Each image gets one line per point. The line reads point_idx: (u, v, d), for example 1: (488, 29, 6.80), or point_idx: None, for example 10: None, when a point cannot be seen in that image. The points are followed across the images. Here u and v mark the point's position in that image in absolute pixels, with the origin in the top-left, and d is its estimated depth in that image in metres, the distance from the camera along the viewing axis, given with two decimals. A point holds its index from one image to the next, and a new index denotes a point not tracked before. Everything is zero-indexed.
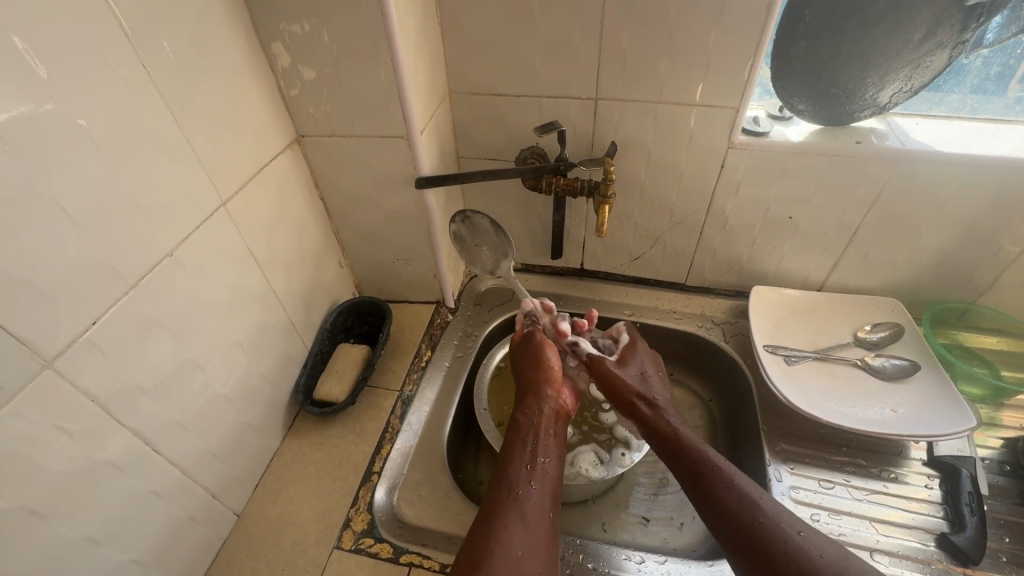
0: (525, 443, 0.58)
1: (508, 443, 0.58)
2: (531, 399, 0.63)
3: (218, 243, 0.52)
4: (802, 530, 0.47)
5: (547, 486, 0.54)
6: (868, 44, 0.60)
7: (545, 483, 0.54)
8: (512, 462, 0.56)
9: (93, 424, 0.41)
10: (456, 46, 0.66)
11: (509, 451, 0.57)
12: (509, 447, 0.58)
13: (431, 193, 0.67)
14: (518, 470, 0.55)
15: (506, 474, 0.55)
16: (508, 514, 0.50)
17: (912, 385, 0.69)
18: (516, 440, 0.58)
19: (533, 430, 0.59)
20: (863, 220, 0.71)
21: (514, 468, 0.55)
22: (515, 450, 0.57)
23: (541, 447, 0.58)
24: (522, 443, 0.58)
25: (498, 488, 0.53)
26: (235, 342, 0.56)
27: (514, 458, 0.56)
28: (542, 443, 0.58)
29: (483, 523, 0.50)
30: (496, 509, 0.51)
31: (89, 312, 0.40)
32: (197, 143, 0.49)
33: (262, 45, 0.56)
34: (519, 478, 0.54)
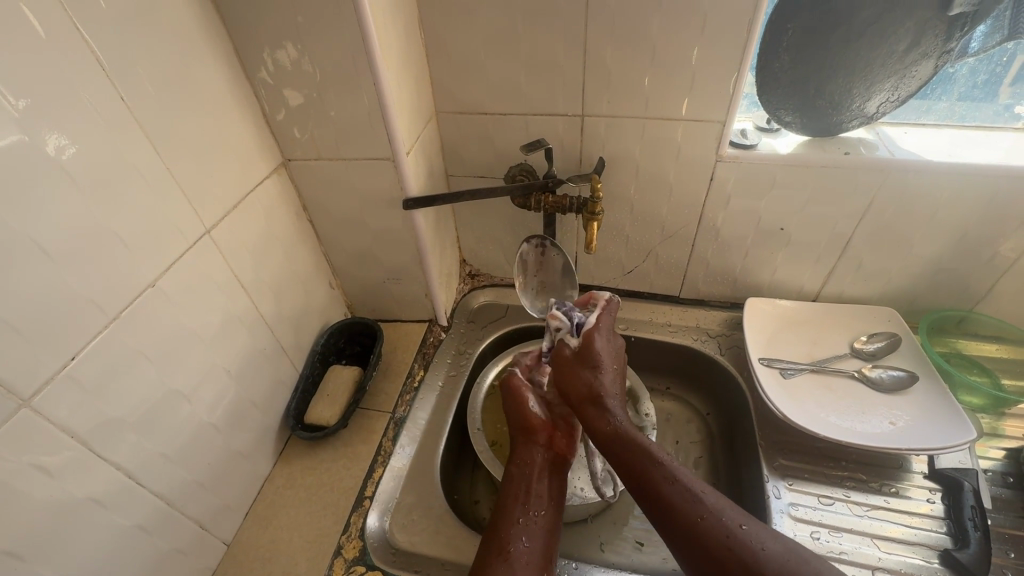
0: (518, 496, 0.58)
1: (502, 498, 0.58)
2: (520, 449, 0.63)
3: (203, 269, 0.52)
4: (739, 521, 0.47)
5: (542, 537, 0.55)
6: (852, 56, 0.60)
7: (539, 535, 0.55)
8: (506, 518, 0.56)
9: (74, 460, 0.41)
10: (442, 67, 0.67)
11: (501, 505, 0.58)
12: (502, 500, 0.58)
13: (419, 213, 0.67)
14: (511, 524, 0.55)
15: (499, 528, 0.55)
16: (496, 570, 0.50)
17: (911, 397, 0.68)
18: (508, 492, 0.59)
19: (528, 480, 0.59)
20: (855, 230, 0.70)
21: (506, 523, 0.55)
22: (509, 504, 0.57)
23: (535, 496, 0.58)
24: (514, 494, 0.58)
25: (491, 540, 0.54)
26: (223, 369, 0.56)
27: (509, 512, 0.56)
28: (538, 488, 0.59)
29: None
30: (489, 568, 0.51)
31: (68, 347, 0.39)
32: (179, 172, 0.49)
33: (245, 72, 0.56)
34: (509, 532, 0.54)
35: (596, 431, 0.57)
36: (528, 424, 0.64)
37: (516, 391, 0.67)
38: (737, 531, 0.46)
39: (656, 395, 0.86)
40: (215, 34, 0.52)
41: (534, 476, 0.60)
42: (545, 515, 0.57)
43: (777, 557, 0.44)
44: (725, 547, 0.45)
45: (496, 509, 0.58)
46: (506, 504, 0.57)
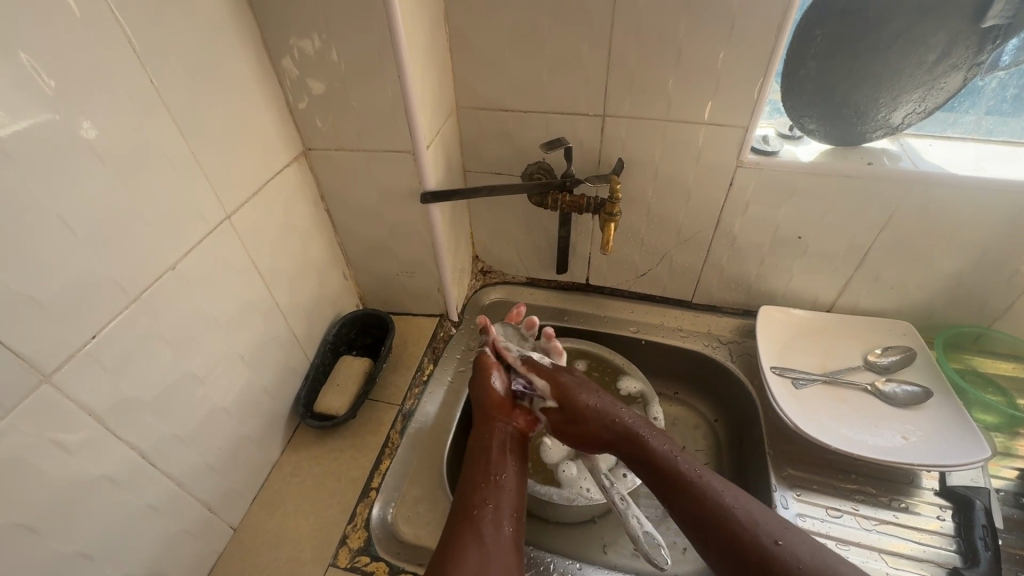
0: (484, 460, 0.58)
1: (471, 463, 0.59)
2: (489, 415, 0.62)
3: (222, 255, 0.53)
4: (748, 511, 0.50)
5: (510, 509, 0.55)
6: (880, 66, 0.59)
7: (506, 498, 0.55)
8: (476, 486, 0.56)
9: (90, 438, 0.41)
10: (465, 63, 0.67)
11: (473, 476, 0.57)
12: (468, 470, 0.58)
13: (436, 207, 0.67)
14: (479, 491, 0.55)
15: (469, 495, 0.55)
16: (465, 534, 0.51)
17: (924, 412, 0.67)
18: (479, 460, 0.59)
19: (497, 451, 0.59)
20: (874, 242, 0.70)
21: (476, 491, 0.55)
22: (481, 471, 0.57)
23: (501, 465, 0.58)
24: (483, 464, 0.58)
25: (464, 507, 0.54)
26: (237, 354, 0.56)
27: (475, 478, 0.57)
28: (504, 459, 0.59)
29: (445, 548, 0.50)
30: (459, 535, 0.51)
31: (90, 327, 0.40)
32: (203, 157, 0.49)
33: (270, 60, 0.56)
34: (477, 496, 0.55)
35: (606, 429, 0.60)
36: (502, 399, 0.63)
37: (485, 366, 0.66)
38: (752, 520, 0.50)
39: (663, 399, 0.86)
40: (244, 21, 0.52)
41: (501, 448, 0.60)
42: (511, 484, 0.57)
43: (788, 547, 0.47)
44: (735, 529, 0.49)
45: (466, 475, 0.57)
46: (475, 473, 0.57)
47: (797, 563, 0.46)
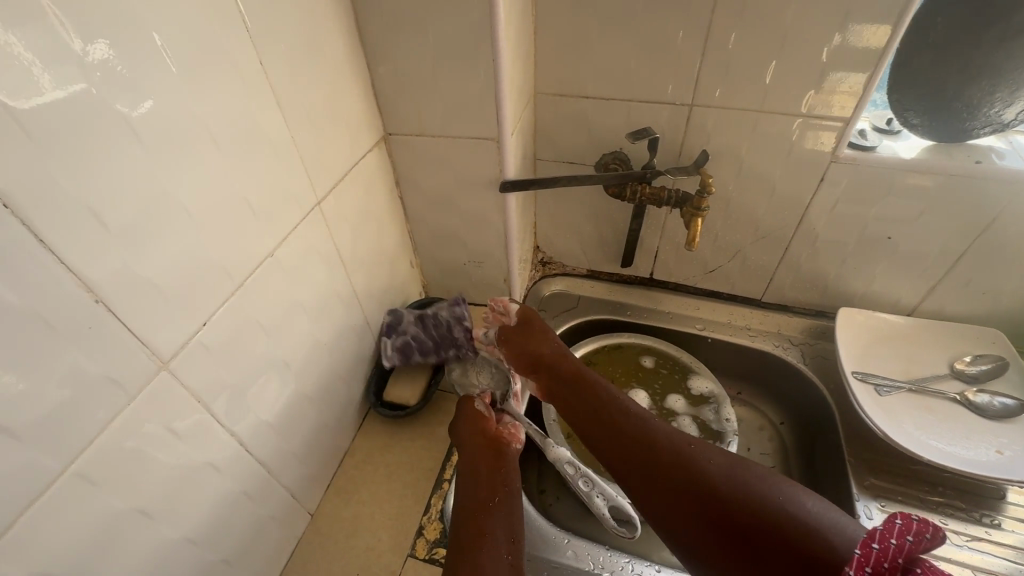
0: (471, 485, 0.55)
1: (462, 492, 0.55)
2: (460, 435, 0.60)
3: (311, 242, 0.52)
4: (687, 440, 0.52)
5: (507, 519, 0.52)
6: (1002, 58, 0.55)
7: (502, 521, 0.51)
8: (469, 505, 0.53)
9: (198, 425, 0.41)
10: (549, 46, 0.64)
11: (466, 504, 0.53)
12: (461, 499, 0.54)
13: (513, 196, 0.66)
14: (473, 514, 0.52)
15: (467, 518, 0.52)
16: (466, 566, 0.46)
17: (1020, 426, 0.64)
18: (466, 478, 0.56)
19: (482, 466, 0.56)
20: (972, 245, 0.66)
21: (468, 512, 0.52)
22: (467, 488, 0.55)
23: (487, 479, 0.55)
24: (468, 482, 0.56)
25: (463, 527, 0.51)
26: (320, 341, 0.56)
27: (468, 504, 0.53)
28: (490, 475, 0.56)
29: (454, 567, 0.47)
30: (460, 555, 0.48)
31: (202, 313, 0.39)
32: (300, 141, 0.48)
33: (361, 41, 0.54)
34: (470, 524, 0.51)
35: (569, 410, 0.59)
36: (475, 416, 0.62)
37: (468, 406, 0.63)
38: (685, 447, 0.51)
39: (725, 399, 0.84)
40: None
41: (485, 461, 0.57)
42: (506, 507, 0.53)
43: (722, 467, 0.48)
44: (679, 460, 0.49)
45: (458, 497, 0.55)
46: (465, 491, 0.55)
47: (759, 495, 0.45)
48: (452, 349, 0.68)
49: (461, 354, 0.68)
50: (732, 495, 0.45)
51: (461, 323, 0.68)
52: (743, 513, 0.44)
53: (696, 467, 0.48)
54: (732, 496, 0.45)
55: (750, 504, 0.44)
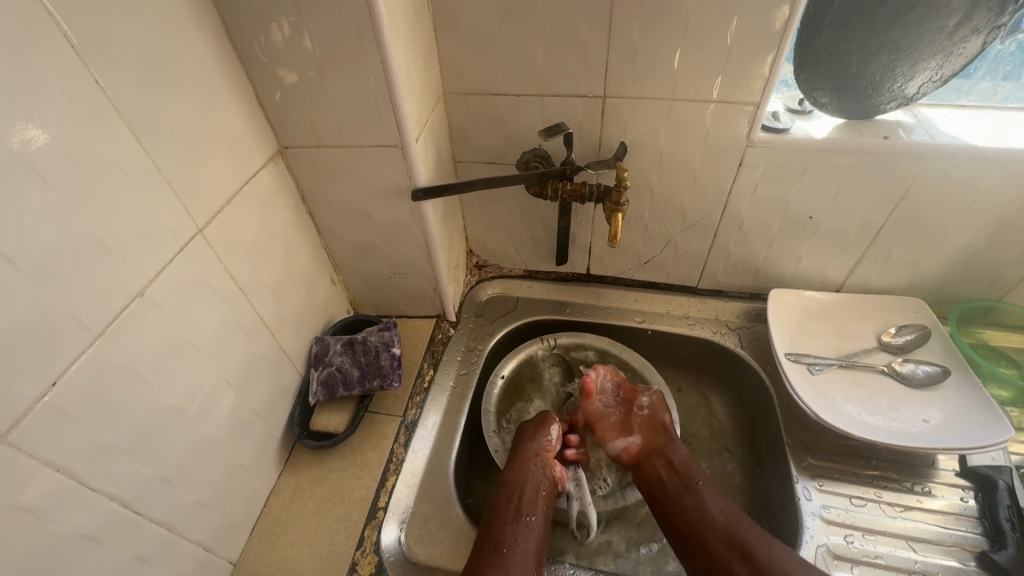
0: (513, 497, 0.59)
1: (498, 501, 0.59)
2: (525, 459, 0.63)
3: (198, 274, 0.47)
4: (766, 536, 0.55)
5: (535, 544, 0.56)
6: (900, 33, 0.56)
7: (535, 537, 0.56)
8: (506, 518, 0.57)
9: (62, 494, 0.36)
10: (452, 43, 0.61)
11: (503, 509, 0.58)
12: (499, 504, 0.59)
13: (429, 204, 0.62)
14: (507, 524, 0.56)
15: (498, 528, 0.55)
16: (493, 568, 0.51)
17: (943, 393, 0.65)
18: (506, 496, 0.60)
19: (526, 493, 0.60)
20: (888, 219, 0.67)
21: (504, 522, 0.56)
22: (508, 503, 0.58)
23: (531, 503, 0.59)
24: (514, 500, 0.59)
25: (494, 536, 0.55)
26: (223, 379, 0.51)
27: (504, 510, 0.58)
28: (534, 501, 0.59)
29: (478, 572, 0.51)
30: (486, 561, 0.52)
31: (47, 372, 0.35)
32: (167, 166, 0.43)
33: (235, 50, 0.50)
34: (506, 532, 0.55)
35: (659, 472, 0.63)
36: (538, 448, 0.64)
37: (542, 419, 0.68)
38: (763, 542, 0.54)
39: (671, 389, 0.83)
40: (202, 8, 0.46)
41: (536, 491, 0.61)
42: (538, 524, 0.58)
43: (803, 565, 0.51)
44: (755, 552, 0.53)
45: (495, 509, 0.58)
46: (507, 505, 0.58)
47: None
48: (378, 378, 0.65)
49: (387, 382, 0.65)
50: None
51: (388, 350, 0.67)
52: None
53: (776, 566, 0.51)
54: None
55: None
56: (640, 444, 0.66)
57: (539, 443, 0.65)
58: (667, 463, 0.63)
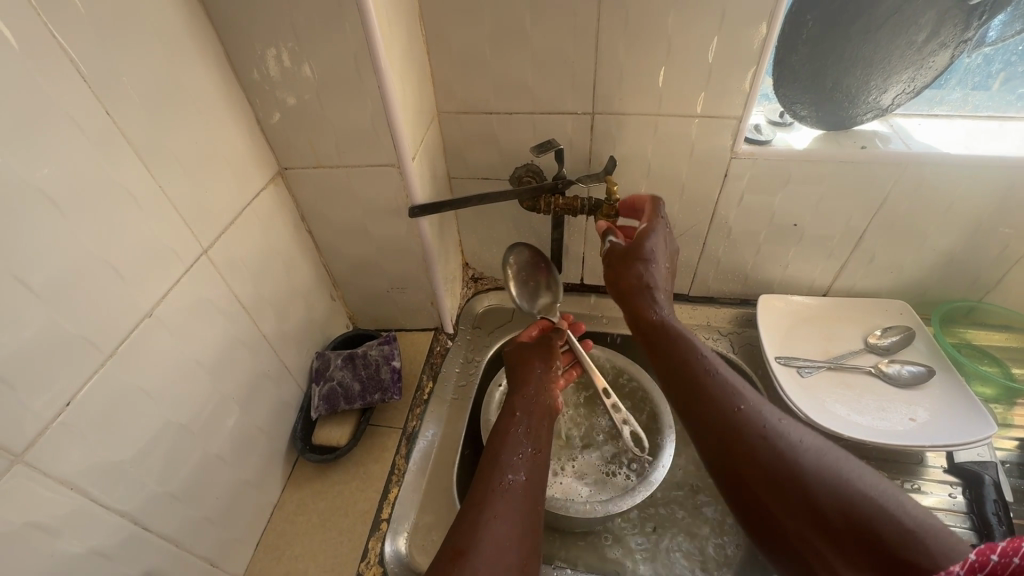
0: (518, 429, 0.56)
1: (502, 428, 0.56)
2: (527, 388, 0.60)
3: (203, 293, 0.48)
4: (777, 416, 0.48)
5: (539, 473, 0.52)
6: (872, 48, 0.59)
7: (536, 468, 0.52)
8: (510, 447, 0.54)
9: (74, 511, 0.37)
10: (444, 65, 0.63)
11: (506, 437, 0.55)
12: (500, 433, 0.55)
13: (425, 220, 0.64)
14: (511, 456, 0.52)
15: (494, 456, 0.52)
16: (495, 497, 0.48)
17: (929, 392, 0.67)
18: (508, 427, 0.56)
19: (529, 422, 0.57)
20: (869, 224, 0.69)
21: (508, 452, 0.53)
22: (512, 434, 0.55)
23: (534, 434, 0.56)
24: (517, 429, 0.56)
25: (489, 468, 0.51)
26: (227, 396, 0.53)
27: (508, 441, 0.54)
28: (538, 431, 0.57)
29: (479, 505, 0.47)
30: (488, 494, 0.48)
31: (62, 393, 0.36)
32: (172, 189, 0.45)
33: (236, 77, 0.52)
34: (508, 460, 0.52)
35: (669, 362, 0.55)
36: (542, 376, 0.62)
37: (545, 347, 0.66)
38: (771, 426, 0.46)
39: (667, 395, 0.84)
40: (205, 38, 0.48)
41: (537, 419, 0.58)
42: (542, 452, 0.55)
43: (815, 449, 0.44)
44: (762, 440, 0.46)
45: (498, 437, 0.55)
46: (511, 432, 0.55)
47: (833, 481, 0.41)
48: (379, 392, 0.66)
49: (388, 395, 0.66)
50: (823, 485, 0.41)
51: (388, 364, 0.68)
52: (835, 513, 0.40)
53: (785, 451, 0.44)
54: (821, 491, 0.41)
55: (833, 491, 0.41)
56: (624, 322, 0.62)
57: (539, 372, 0.62)
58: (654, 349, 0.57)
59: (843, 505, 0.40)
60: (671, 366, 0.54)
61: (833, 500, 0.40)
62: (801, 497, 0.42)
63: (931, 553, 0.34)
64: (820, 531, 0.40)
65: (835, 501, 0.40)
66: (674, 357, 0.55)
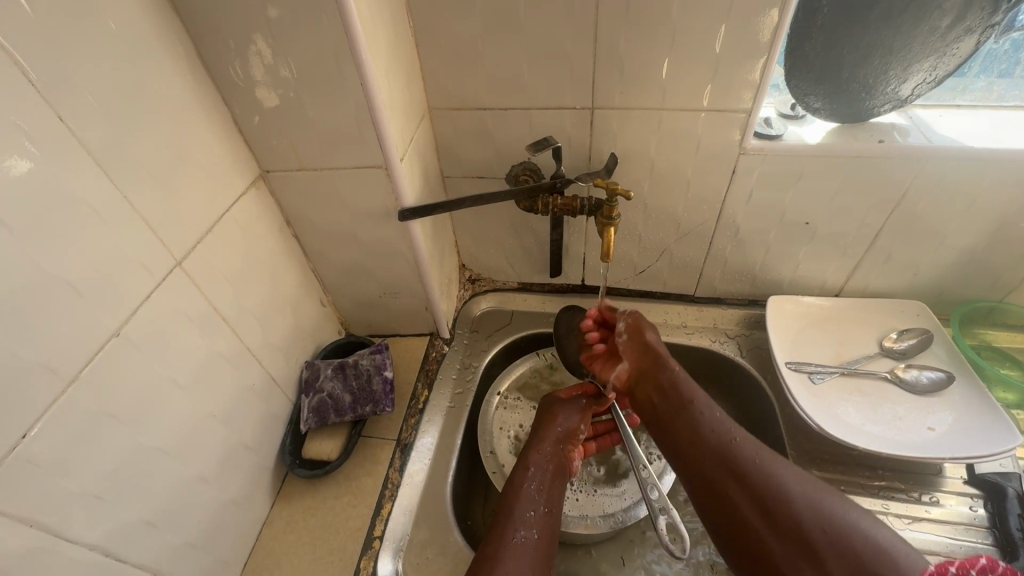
0: (530, 481, 0.58)
1: (515, 481, 0.58)
2: (542, 444, 0.62)
3: (178, 308, 0.46)
4: (763, 449, 0.53)
5: (549, 531, 0.54)
6: (892, 36, 0.55)
7: (544, 525, 0.54)
8: (523, 502, 0.56)
9: (35, 550, 0.35)
10: (434, 58, 0.60)
11: (518, 490, 0.57)
12: (513, 483, 0.58)
13: (417, 223, 0.61)
14: (523, 514, 0.55)
15: (506, 510, 0.55)
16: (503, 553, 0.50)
17: (948, 399, 0.64)
18: (521, 481, 0.58)
19: (542, 479, 0.59)
20: (885, 222, 0.66)
21: (521, 507, 0.55)
22: (524, 486, 0.58)
23: (546, 490, 0.58)
24: (530, 485, 0.58)
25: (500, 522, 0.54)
26: (208, 413, 0.50)
27: (520, 494, 0.57)
28: (551, 488, 0.58)
29: (489, 560, 0.50)
30: (498, 549, 0.51)
31: (17, 425, 0.33)
32: (140, 199, 0.42)
33: (209, 75, 0.48)
34: (518, 517, 0.54)
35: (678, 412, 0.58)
36: (561, 433, 0.63)
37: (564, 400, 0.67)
38: (761, 457, 0.52)
39: None
40: (172, 34, 0.44)
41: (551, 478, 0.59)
42: (553, 509, 0.57)
43: (796, 487, 0.49)
44: (753, 468, 0.51)
45: (511, 492, 0.57)
46: (524, 486, 0.58)
47: (833, 525, 0.46)
48: (370, 404, 0.64)
49: (379, 408, 0.64)
50: (809, 511, 0.47)
51: (381, 374, 0.65)
52: (817, 531, 0.46)
53: (772, 479, 0.50)
54: (807, 515, 0.47)
55: (816, 518, 0.46)
56: (630, 367, 0.65)
57: (562, 429, 0.63)
58: (656, 385, 0.61)
59: (825, 525, 0.46)
60: (668, 401, 0.60)
61: (816, 526, 0.46)
62: (789, 522, 0.47)
63: (900, 575, 0.41)
64: (802, 552, 0.46)
65: (818, 523, 0.46)
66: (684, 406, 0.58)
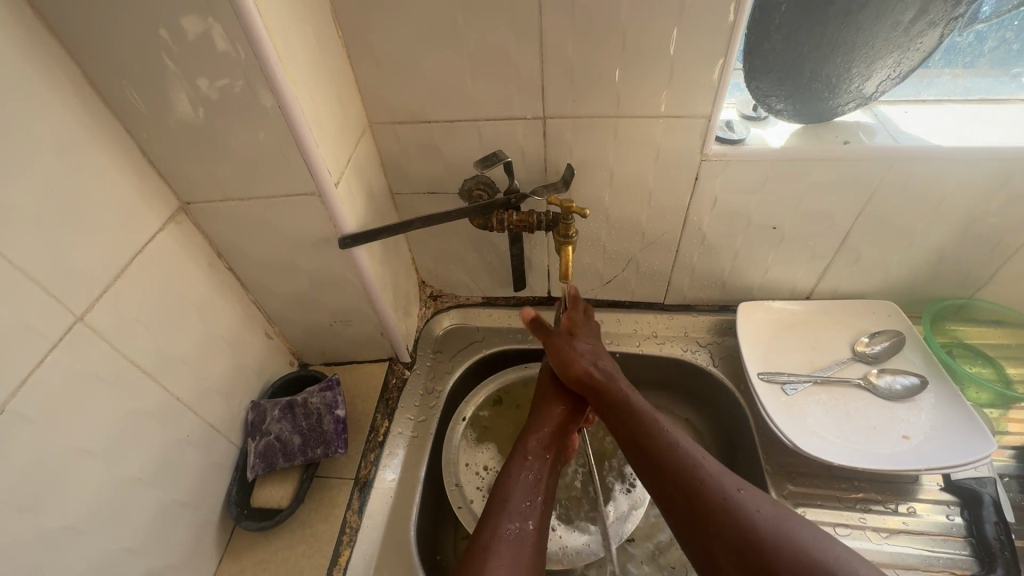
0: (526, 472, 0.55)
1: (507, 472, 0.55)
2: (536, 431, 0.59)
3: (78, 369, 0.41)
4: (738, 485, 0.46)
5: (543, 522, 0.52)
6: (853, 33, 0.52)
7: (542, 518, 0.52)
8: (514, 491, 0.53)
9: None
10: (369, 70, 0.55)
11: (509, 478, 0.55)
12: (508, 467, 0.56)
13: (361, 250, 0.56)
14: (517, 499, 0.52)
15: (490, 511, 0.52)
16: (495, 548, 0.48)
17: (922, 406, 0.62)
18: (515, 471, 0.55)
19: (540, 469, 0.56)
20: (853, 224, 0.63)
21: (517, 497, 0.52)
22: (516, 478, 0.55)
23: (541, 480, 0.55)
24: (527, 475, 0.55)
25: (490, 514, 0.51)
26: (130, 478, 0.45)
27: (512, 483, 0.54)
28: (546, 477, 0.56)
29: (480, 552, 0.47)
30: (492, 541, 0.48)
31: None
32: (20, 255, 0.37)
33: (105, 103, 0.43)
34: (513, 507, 0.52)
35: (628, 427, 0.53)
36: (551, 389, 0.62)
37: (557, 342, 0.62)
38: (732, 497, 0.45)
39: None
40: (55, 64, 0.39)
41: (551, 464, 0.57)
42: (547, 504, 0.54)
43: (769, 517, 0.43)
44: (723, 511, 0.44)
45: (503, 481, 0.54)
46: (517, 476, 0.55)
47: (811, 557, 0.40)
48: (322, 445, 0.60)
49: (332, 449, 0.60)
50: (788, 561, 0.40)
51: (332, 413, 0.62)
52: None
53: (747, 525, 0.43)
54: (786, 562, 0.40)
55: (796, 563, 0.40)
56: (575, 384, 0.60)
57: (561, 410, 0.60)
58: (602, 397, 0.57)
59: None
60: (633, 430, 0.52)
61: (796, 570, 0.40)
62: (754, 550, 0.42)
63: None
64: None
65: (800, 573, 0.39)
66: (643, 430, 0.52)
